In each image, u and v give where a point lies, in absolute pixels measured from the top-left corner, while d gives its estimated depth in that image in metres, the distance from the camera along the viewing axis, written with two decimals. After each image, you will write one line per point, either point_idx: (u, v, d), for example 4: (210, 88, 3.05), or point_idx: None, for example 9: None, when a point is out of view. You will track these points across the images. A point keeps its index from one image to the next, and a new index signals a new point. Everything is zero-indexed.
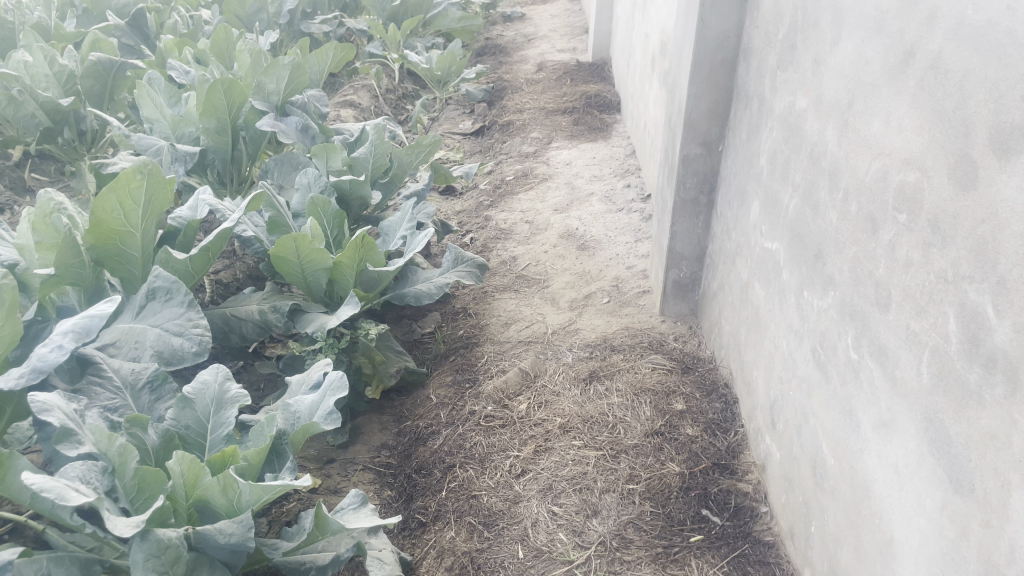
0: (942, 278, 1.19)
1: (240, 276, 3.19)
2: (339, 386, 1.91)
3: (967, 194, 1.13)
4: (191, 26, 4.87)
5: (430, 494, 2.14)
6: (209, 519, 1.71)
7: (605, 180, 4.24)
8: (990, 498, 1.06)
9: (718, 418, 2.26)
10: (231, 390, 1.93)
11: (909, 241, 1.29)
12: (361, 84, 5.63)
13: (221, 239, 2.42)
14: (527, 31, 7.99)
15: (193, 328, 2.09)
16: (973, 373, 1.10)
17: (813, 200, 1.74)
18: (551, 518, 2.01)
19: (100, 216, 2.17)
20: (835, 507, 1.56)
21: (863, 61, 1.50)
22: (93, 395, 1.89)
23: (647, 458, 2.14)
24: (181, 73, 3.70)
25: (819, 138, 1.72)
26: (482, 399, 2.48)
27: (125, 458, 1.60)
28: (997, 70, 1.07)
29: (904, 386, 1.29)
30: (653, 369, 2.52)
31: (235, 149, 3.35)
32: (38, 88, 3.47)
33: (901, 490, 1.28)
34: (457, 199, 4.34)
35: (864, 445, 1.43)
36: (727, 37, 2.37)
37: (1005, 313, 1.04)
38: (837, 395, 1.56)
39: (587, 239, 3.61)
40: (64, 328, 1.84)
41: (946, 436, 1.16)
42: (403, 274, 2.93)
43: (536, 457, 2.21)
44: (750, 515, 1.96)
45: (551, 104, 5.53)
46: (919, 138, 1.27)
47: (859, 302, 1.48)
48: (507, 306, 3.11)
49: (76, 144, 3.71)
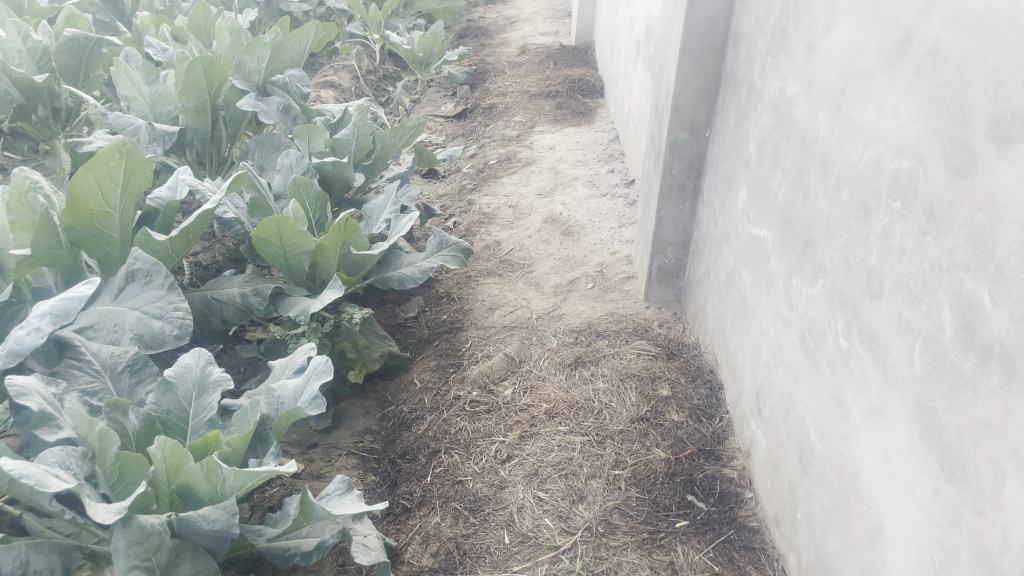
0: (937, 266, 1.18)
1: (219, 258, 3.15)
2: (324, 371, 1.89)
3: (964, 182, 1.12)
4: (167, 3, 4.81)
5: (415, 480, 2.12)
6: (192, 506, 1.69)
7: (588, 165, 4.23)
8: (983, 486, 1.06)
9: (703, 404, 2.27)
10: (213, 374, 1.90)
11: (903, 229, 1.28)
12: (341, 65, 5.57)
13: (202, 220, 2.39)
14: (510, 13, 7.94)
15: (173, 311, 2.06)
16: (968, 361, 1.10)
17: (803, 187, 1.73)
18: (536, 503, 2.00)
19: (78, 196, 2.13)
20: (822, 494, 1.57)
21: (858, 46, 1.49)
22: (72, 378, 1.85)
23: (633, 444, 2.13)
24: (159, 51, 3.65)
25: (810, 124, 1.71)
26: (466, 384, 2.47)
27: (106, 444, 1.57)
28: (998, 57, 1.06)
29: (895, 374, 1.29)
30: (639, 355, 2.51)
31: (214, 129, 3.30)
32: (11, 64, 3.40)
33: (891, 478, 1.29)
34: (440, 182, 4.31)
35: (853, 433, 1.44)
36: (716, 22, 2.36)
37: (1003, 301, 1.03)
38: (826, 382, 1.56)
39: (571, 224, 3.60)
40: (41, 310, 1.80)
41: (938, 423, 1.16)
42: (387, 258, 2.90)
43: (521, 442, 2.19)
44: (735, 500, 1.96)
45: (534, 87, 5.49)
46: (915, 126, 1.26)
47: (849, 290, 1.48)
48: (491, 291, 3.10)
49: (50, 121, 3.65)
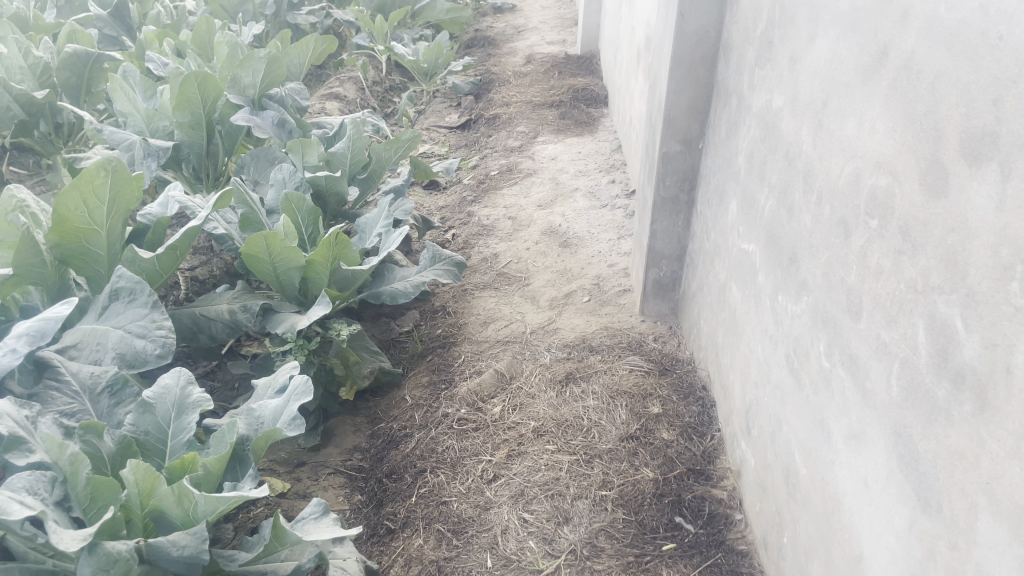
0: (912, 288, 1.14)
1: (216, 272, 3.16)
2: (304, 391, 1.86)
3: (938, 201, 1.08)
4: (174, 17, 4.85)
5: (400, 500, 2.10)
6: (166, 530, 1.67)
7: (590, 176, 4.19)
8: (957, 520, 1.01)
9: (695, 422, 2.23)
10: (194, 395, 1.88)
11: (881, 248, 1.24)
12: (347, 77, 5.58)
13: (190, 236, 2.38)
14: (517, 23, 7.93)
15: (156, 330, 2.04)
16: (942, 388, 1.05)
17: (788, 202, 1.69)
18: (521, 525, 1.96)
19: (64, 214, 2.12)
20: (806, 519, 1.52)
21: (838, 59, 1.45)
22: (50, 400, 1.84)
23: (622, 463, 2.09)
24: (159, 65, 3.66)
25: (794, 138, 1.67)
26: (456, 401, 2.43)
27: (77, 468, 1.55)
28: (969, 72, 1.02)
29: (874, 398, 1.25)
30: (631, 371, 2.46)
31: (210, 143, 3.29)
32: (13, 81, 3.43)
33: (871, 506, 1.25)
34: (441, 194, 4.29)
35: (835, 457, 1.39)
36: (706, 32, 2.33)
37: (974, 327, 0.99)
38: (809, 404, 1.52)
39: (570, 236, 3.56)
40: (18, 331, 1.79)
41: (915, 452, 1.11)
42: (380, 272, 2.88)
43: (508, 462, 2.15)
44: (724, 522, 1.91)
45: (538, 97, 5.47)
46: (891, 141, 1.22)
47: (831, 309, 1.44)
48: (487, 304, 3.07)
49: (52, 137, 3.68)
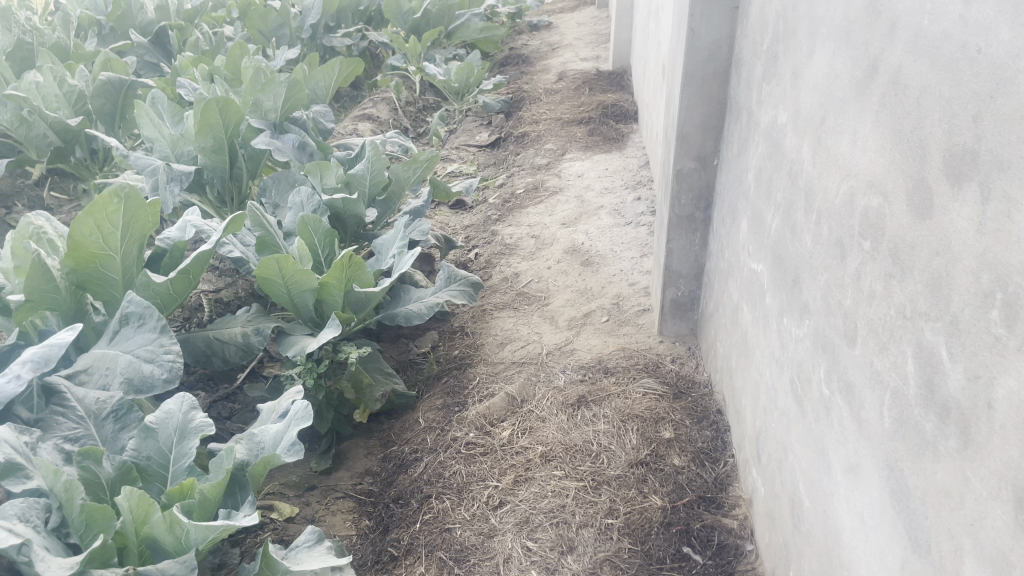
0: (902, 313, 1.08)
1: (241, 294, 3.18)
2: (303, 417, 1.84)
3: (925, 223, 1.02)
4: (213, 43, 4.94)
5: (404, 527, 2.07)
6: (162, 557, 1.66)
7: (616, 193, 4.14)
8: (944, 562, 0.95)
9: (707, 447, 2.17)
10: (195, 420, 1.88)
11: (873, 271, 1.19)
12: (380, 98, 5.63)
13: (202, 260, 2.39)
14: (553, 40, 7.93)
15: (164, 354, 2.05)
16: (929, 421, 0.99)
17: (791, 222, 1.63)
18: (524, 554, 1.92)
19: (78, 240, 2.15)
20: (809, 553, 1.46)
21: (835, 73, 1.39)
22: (55, 425, 1.87)
23: (630, 491, 2.03)
24: (189, 91, 3.71)
25: (796, 156, 1.61)
26: (465, 425, 2.40)
27: (71, 493, 1.56)
28: (951, 88, 0.96)
29: (869, 428, 1.19)
30: (644, 395, 2.41)
31: (234, 168, 3.33)
32: (49, 109, 3.51)
33: (867, 543, 1.18)
34: (467, 213, 4.28)
35: (835, 490, 1.32)
36: (718, 47, 2.28)
37: (958, 356, 0.93)
38: (812, 431, 1.46)
39: (592, 254, 3.51)
40: (23, 357, 1.81)
41: (905, 487, 1.05)
42: (396, 293, 2.87)
43: (514, 488, 2.11)
44: (733, 553, 1.86)
45: (568, 114, 5.44)
46: (882, 160, 1.16)
47: (829, 334, 1.38)
48: (505, 325, 3.04)
49: (88, 162, 3.76)
